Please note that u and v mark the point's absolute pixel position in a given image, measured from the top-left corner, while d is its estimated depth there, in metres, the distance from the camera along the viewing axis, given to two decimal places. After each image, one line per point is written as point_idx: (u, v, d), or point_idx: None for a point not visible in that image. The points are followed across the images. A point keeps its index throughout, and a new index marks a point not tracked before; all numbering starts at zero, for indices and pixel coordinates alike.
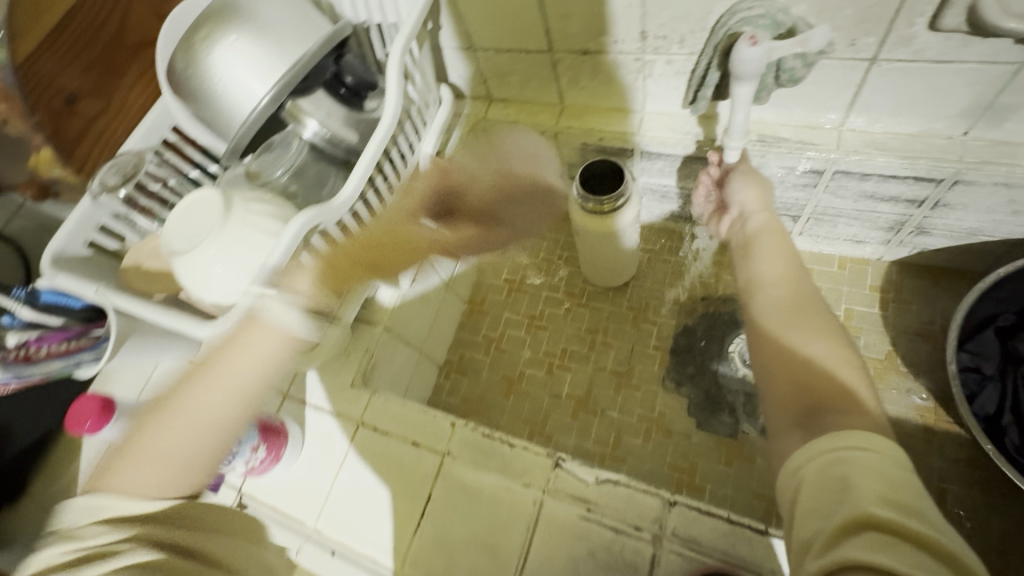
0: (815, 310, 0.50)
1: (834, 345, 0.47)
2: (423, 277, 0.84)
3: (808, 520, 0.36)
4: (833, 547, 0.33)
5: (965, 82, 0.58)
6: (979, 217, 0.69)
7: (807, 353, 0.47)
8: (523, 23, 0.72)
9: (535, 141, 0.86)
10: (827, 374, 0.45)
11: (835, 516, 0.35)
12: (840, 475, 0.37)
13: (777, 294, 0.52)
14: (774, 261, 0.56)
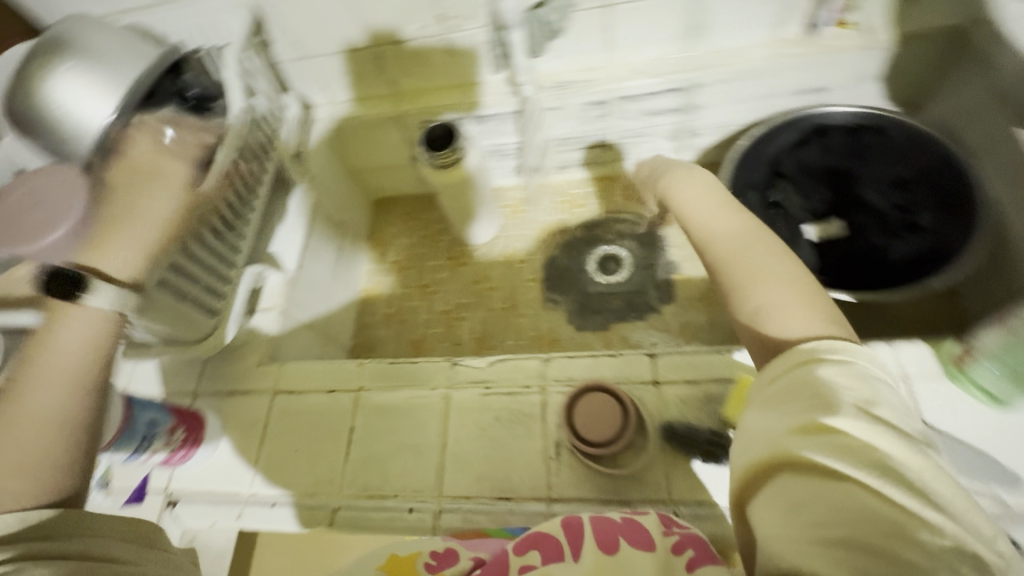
0: (779, 263, 0.51)
1: (788, 292, 0.47)
2: (309, 265, 0.91)
3: (768, 412, 0.39)
4: (795, 444, 0.36)
5: (672, 10, 0.80)
6: (725, 111, 0.92)
7: (754, 307, 0.48)
8: (342, 24, 0.84)
9: (383, 128, 0.98)
10: (771, 324, 0.46)
11: (807, 419, 0.36)
12: (812, 383, 0.38)
13: (728, 250, 0.54)
14: (717, 219, 0.58)
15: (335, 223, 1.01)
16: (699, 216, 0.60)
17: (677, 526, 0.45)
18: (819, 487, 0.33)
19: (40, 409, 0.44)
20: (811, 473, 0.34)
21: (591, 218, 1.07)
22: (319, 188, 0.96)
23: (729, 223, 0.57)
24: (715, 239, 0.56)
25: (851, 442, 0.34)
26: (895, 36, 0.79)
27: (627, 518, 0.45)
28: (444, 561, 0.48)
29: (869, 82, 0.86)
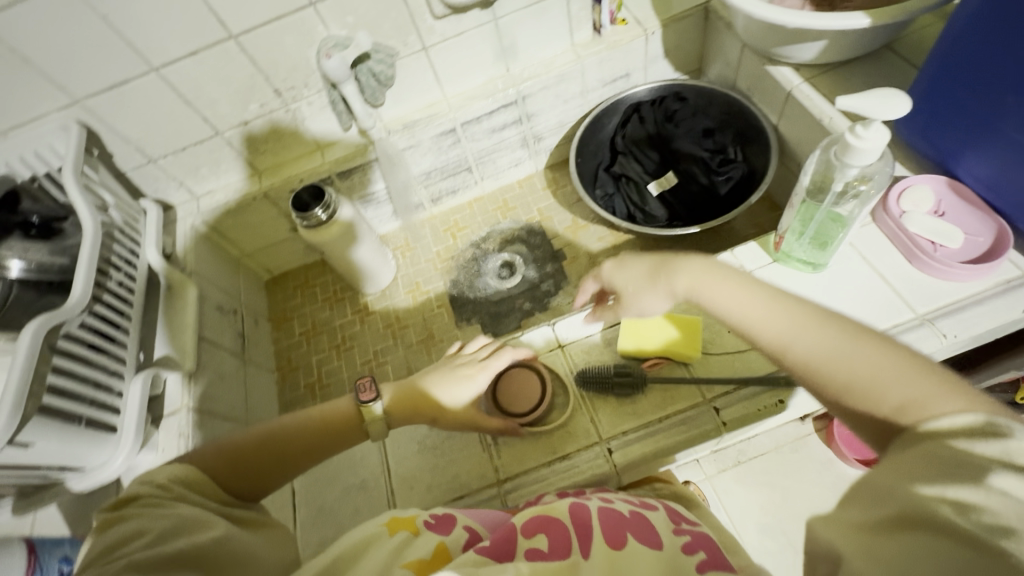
0: (872, 343, 0.40)
1: (909, 373, 0.37)
2: (212, 356, 0.89)
3: (887, 473, 0.32)
4: (915, 497, 0.29)
5: (482, 40, 0.92)
6: (555, 112, 1.05)
7: (886, 409, 0.37)
8: (182, 120, 0.86)
9: (253, 208, 1.00)
10: (914, 418, 0.35)
11: (939, 487, 0.29)
12: (958, 459, 0.30)
13: (812, 347, 0.43)
14: (765, 307, 0.48)
15: (229, 311, 0.99)
16: (733, 304, 0.50)
17: (685, 526, 0.51)
18: (927, 540, 0.27)
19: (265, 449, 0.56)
20: (924, 525, 0.28)
21: (477, 235, 1.14)
22: (202, 280, 0.94)
23: (781, 312, 0.46)
24: (787, 336, 0.45)
25: (986, 510, 0.26)
26: (660, 21, 0.96)
27: (635, 515, 0.49)
28: (441, 525, 0.50)
29: (658, 61, 1.03)
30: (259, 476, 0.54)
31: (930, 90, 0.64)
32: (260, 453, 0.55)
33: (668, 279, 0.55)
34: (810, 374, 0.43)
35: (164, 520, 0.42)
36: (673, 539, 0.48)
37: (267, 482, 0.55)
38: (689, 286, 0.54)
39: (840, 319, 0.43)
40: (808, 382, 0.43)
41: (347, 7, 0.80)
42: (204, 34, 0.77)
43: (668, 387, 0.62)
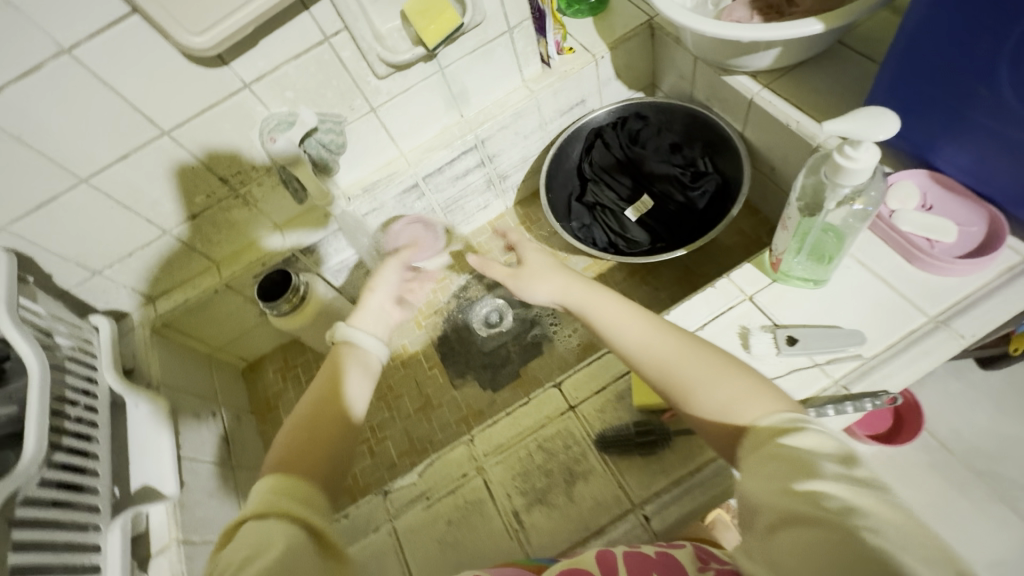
0: (713, 357, 0.49)
1: (730, 375, 0.47)
2: (196, 473, 0.82)
3: (757, 482, 0.39)
4: (784, 500, 0.36)
5: (430, 91, 0.88)
6: (515, 149, 1.02)
7: (725, 412, 0.45)
8: (124, 225, 0.80)
9: (217, 302, 0.93)
10: (744, 419, 0.44)
11: (784, 480, 0.37)
12: (782, 457, 0.39)
13: (669, 356, 0.50)
14: (633, 320, 0.54)
15: (206, 416, 0.92)
16: (609, 316, 0.55)
17: (717, 562, 0.45)
18: (803, 534, 0.34)
19: (312, 441, 0.53)
20: (797, 520, 0.35)
21: (457, 285, 1.09)
22: (171, 390, 0.87)
23: (647, 327, 0.53)
24: (648, 347, 0.52)
25: (835, 497, 0.35)
26: (608, 45, 0.94)
27: (662, 552, 0.47)
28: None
29: (611, 83, 1.00)
30: (334, 437, 0.54)
31: (894, 88, 0.62)
32: (309, 453, 0.52)
33: (561, 283, 0.59)
34: (662, 379, 0.50)
35: (244, 546, 0.42)
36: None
37: (343, 431, 0.55)
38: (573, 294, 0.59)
39: (690, 335, 0.52)
40: (659, 385, 0.50)
41: (285, 82, 0.75)
42: (133, 135, 0.71)
43: (693, 437, 0.59)
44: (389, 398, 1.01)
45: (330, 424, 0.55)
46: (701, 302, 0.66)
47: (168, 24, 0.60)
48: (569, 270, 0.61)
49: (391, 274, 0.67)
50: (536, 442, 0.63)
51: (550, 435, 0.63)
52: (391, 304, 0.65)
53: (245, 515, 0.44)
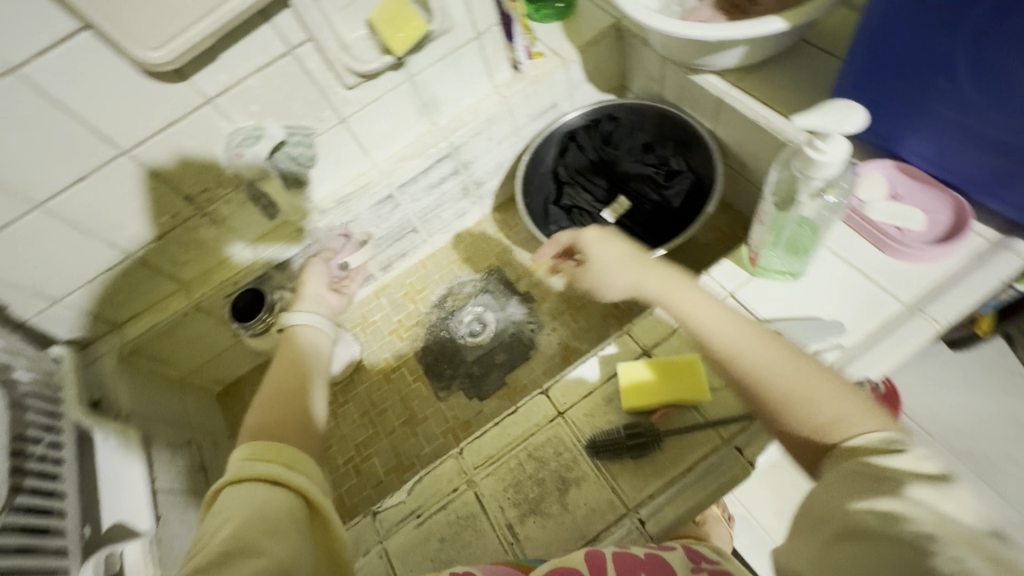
0: (807, 365, 0.45)
1: (826, 387, 0.43)
2: (172, 506, 0.78)
3: (829, 493, 0.37)
4: (848, 513, 0.35)
5: (401, 100, 0.86)
6: (490, 156, 1.01)
7: (816, 426, 0.42)
8: (84, 250, 0.76)
9: (187, 324, 0.90)
10: (836, 436, 0.40)
11: (868, 501, 0.34)
12: (877, 480, 0.35)
13: (764, 359, 0.46)
14: (724, 319, 0.50)
15: (181, 444, 0.88)
16: (698, 313, 0.52)
17: (705, 563, 0.48)
18: (865, 549, 0.32)
19: (279, 411, 0.61)
20: (860, 536, 0.33)
21: (437, 295, 1.08)
22: (142, 420, 0.83)
23: (740, 329, 0.49)
24: (738, 347, 0.48)
25: (908, 518, 0.32)
26: (576, 48, 0.94)
27: (651, 554, 0.49)
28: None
29: (582, 86, 1.01)
30: (296, 416, 0.61)
31: (859, 79, 0.63)
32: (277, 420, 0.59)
33: (638, 275, 0.59)
34: (741, 381, 0.47)
35: (234, 516, 0.45)
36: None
37: (303, 410, 0.63)
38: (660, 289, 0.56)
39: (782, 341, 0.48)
40: (738, 387, 0.48)
41: (250, 96, 0.72)
42: (90, 156, 0.67)
43: (684, 436, 0.58)
44: (373, 414, 0.99)
45: (286, 399, 0.64)
46: None
47: (121, 39, 0.57)
48: (655, 266, 0.59)
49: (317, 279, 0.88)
50: (526, 452, 0.62)
51: (540, 443, 0.62)
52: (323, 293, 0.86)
53: (223, 481, 0.49)
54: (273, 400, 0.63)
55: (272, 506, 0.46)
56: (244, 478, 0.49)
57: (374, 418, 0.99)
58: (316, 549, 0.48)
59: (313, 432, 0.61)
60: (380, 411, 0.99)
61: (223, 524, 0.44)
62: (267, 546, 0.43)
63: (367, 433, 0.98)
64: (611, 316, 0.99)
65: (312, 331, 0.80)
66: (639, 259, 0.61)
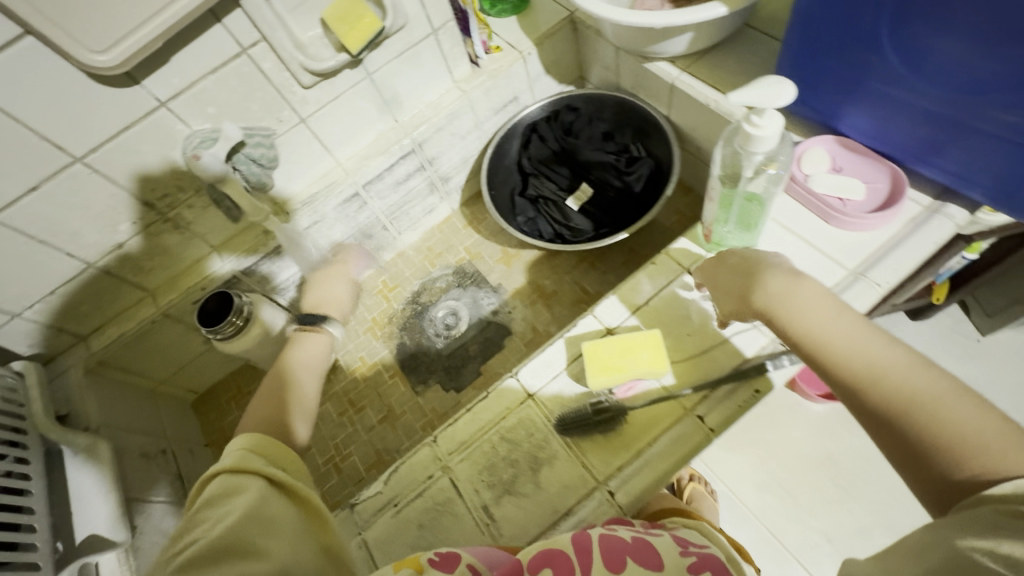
0: (957, 398, 0.41)
1: (978, 427, 0.39)
2: (148, 515, 0.78)
3: (947, 526, 0.35)
4: (959, 548, 0.33)
5: (361, 98, 0.87)
6: (454, 151, 1.02)
7: (960, 468, 0.38)
8: (42, 261, 0.75)
9: (155, 333, 0.89)
10: (980, 481, 0.37)
11: (990, 542, 0.32)
12: (1019, 524, 0.32)
13: (917, 388, 0.42)
14: (867, 339, 0.46)
15: (155, 454, 0.87)
16: (830, 330, 0.48)
17: (693, 548, 0.50)
18: None
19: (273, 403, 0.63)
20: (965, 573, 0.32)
21: (410, 291, 1.08)
22: (112, 430, 0.81)
23: (886, 351, 0.45)
24: (883, 371, 0.44)
25: None
26: (533, 41, 0.96)
27: (636, 538, 0.49)
28: (446, 562, 0.48)
29: (542, 78, 1.02)
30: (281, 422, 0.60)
31: (796, 62, 0.66)
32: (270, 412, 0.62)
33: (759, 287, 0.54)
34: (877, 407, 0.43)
35: (232, 512, 0.44)
36: (679, 560, 0.47)
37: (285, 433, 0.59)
38: (777, 303, 0.51)
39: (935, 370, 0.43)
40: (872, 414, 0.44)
41: (205, 98, 0.72)
42: (41, 164, 0.66)
43: (648, 408, 0.60)
44: (351, 413, 0.99)
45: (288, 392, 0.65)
46: (641, 279, 0.68)
47: (64, 43, 0.57)
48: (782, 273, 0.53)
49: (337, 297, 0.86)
50: (498, 435, 0.63)
51: (511, 426, 0.63)
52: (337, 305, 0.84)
53: (221, 468, 0.48)
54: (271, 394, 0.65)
55: (273, 509, 0.46)
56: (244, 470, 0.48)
57: (352, 417, 0.99)
58: (319, 549, 0.47)
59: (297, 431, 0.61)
60: (358, 408, 1.00)
61: (224, 513, 0.44)
62: (269, 546, 0.43)
63: (347, 430, 0.98)
64: (582, 301, 1.00)
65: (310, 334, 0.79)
66: (758, 267, 0.55)
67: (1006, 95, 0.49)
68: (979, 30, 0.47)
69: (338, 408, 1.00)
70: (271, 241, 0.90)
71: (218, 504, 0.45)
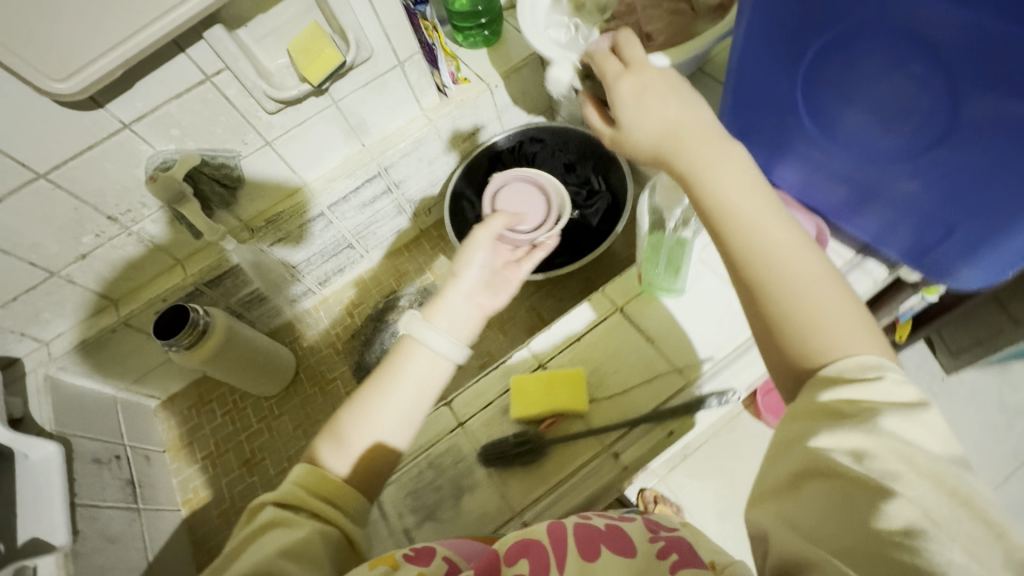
0: (823, 274, 0.43)
1: (833, 299, 0.42)
2: (93, 520, 0.79)
3: (803, 415, 0.39)
4: (816, 449, 0.36)
5: (327, 123, 0.90)
6: (422, 175, 1.05)
7: (813, 340, 0.41)
8: (5, 269, 0.78)
9: (116, 340, 0.91)
10: (824, 355, 0.41)
11: (837, 434, 0.36)
12: (861, 410, 0.36)
13: (795, 264, 0.43)
14: (762, 216, 0.45)
15: (107, 460, 0.89)
16: (736, 203, 0.46)
17: (663, 532, 0.45)
18: (836, 487, 0.34)
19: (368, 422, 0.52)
20: (823, 476, 0.35)
21: (374, 308, 1.11)
22: (67, 434, 0.84)
23: (779, 228, 0.45)
24: (771, 251, 0.44)
25: (874, 456, 0.34)
26: (500, 75, 0.99)
27: (611, 524, 0.45)
28: (420, 557, 0.45)
29: (510, 109, 1.05)
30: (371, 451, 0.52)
31: (726, 117, 0.68)
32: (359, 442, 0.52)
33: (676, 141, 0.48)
34: (759, 280, 0.44)
35: (276, 539, 0.42)
36: (647, 546, 0.43)
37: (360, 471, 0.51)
38: (690, 170, 0.47)
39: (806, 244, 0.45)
40: (750, 282, 0.45)
41: (168, 121, 0.75)
42: (5, 181, 0.69)
43: (568, 444, 0.62)
44: (306, 426, 1.01)
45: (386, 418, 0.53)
46: (577, 314, 0.71)
47: (25, 71, 0.60)
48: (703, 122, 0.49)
49: (480, 264, 0.63)
50: (427, 461, 0.65)
51: (440, 452, 0.65)
52: (476, 294, 0.61)
53: (269, 499, 0.46)
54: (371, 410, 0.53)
55: (308, 537, 0.43)
56: (290, 499, 0.46)
57: (308, 432, 1.01)
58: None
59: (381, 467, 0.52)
60: (313, 422, 1.02)
61: (274, 537, 0.42)
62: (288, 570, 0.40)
63: (302, 444, 1.00)
64: (538, 328, 1.03)
65: (421, 329, 0.56)
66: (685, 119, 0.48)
67: (903, 166, 0.52)
68: (874, 105, 0.50)
69: (294, 422, 1.02)
70: (222, 258, 0.91)
71: (257, 537, 0.43)
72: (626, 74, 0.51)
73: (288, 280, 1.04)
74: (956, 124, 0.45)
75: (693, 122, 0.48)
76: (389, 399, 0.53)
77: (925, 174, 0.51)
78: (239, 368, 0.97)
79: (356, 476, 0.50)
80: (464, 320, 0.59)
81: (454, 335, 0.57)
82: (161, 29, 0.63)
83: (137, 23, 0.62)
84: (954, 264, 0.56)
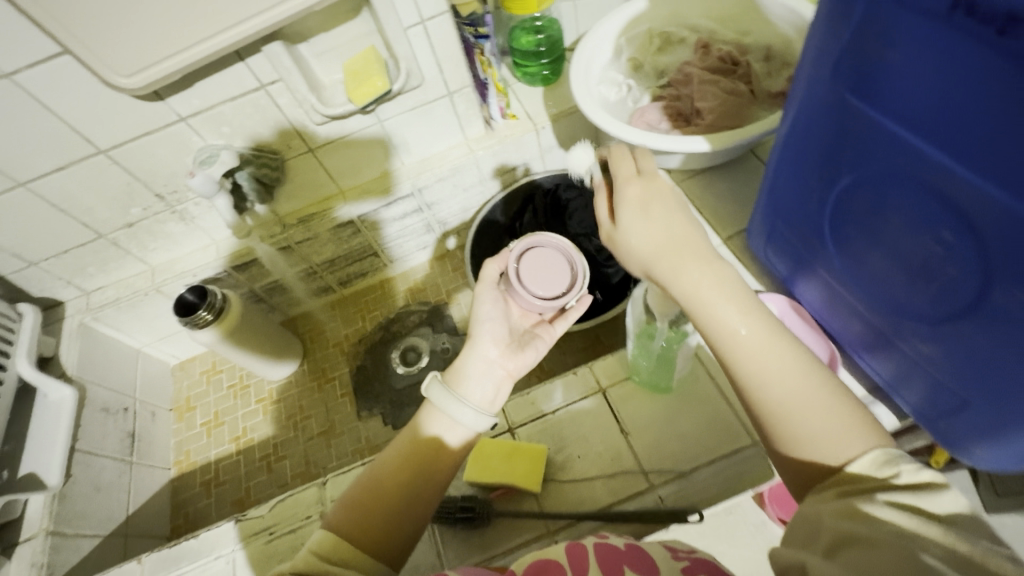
0: (827, 384, 0.43)
1: (836, 406, 0.42)
2: (86, 467, 0.86)
3: (821, 502, 0.37)
4: (835, 521, 0.35)
5: (371, 139, 0.92)
6: (456, 200, 1.06)
7: (823, 454, 0.40)
8: (62, 226, 0.86)
9: (145, 303, 0.98)
10: (835, 459, 0.39)
11: (855, 508, 0.35)
12: (869, 492, 0.36)
13: (795, 376, 0.43)
14: (761, 335, 0.45)
15: (115, 411, 0.96)
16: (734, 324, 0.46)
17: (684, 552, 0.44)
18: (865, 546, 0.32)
19: (388, 481, 0.52)
20: (850, 538, 0.33)
21: (386, 317, 1.14)
22: (85, 382, 0.92)
23: (778, 347, 0.45)
24: (762, 374, 0.44)
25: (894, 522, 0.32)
26: (550, 116, 0.98)
27: (630, 543, 0.43)
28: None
29: (555, 150, 1.04)
30: (398, 512, 0.50)
31: (756, 216, 0.64)
32: (380, 501, 0.51)
33: (677, 253, 0.49)
34: (758, 393, 0.44)
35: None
36: (671, 564, 0.41)
37: (385, 534, 0.49)
38: (692, 294, 0.48)
39: (806, 361, 0.44)
40: (753, 400, 0.44)
41: (221, 119, 0.80)
42: (71, 152, 0.76)
43: (515, 518, 0.61)
44: (297, 419, 1.05)
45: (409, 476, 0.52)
46: (560, 384, 0.69)
47: (97, 65, 0.66)
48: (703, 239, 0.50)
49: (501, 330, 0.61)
50: None
51: None
52: (496, 356, 0.59)
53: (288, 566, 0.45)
54: (389, 470, 0.52)
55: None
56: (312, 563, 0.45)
57: (298, 424, 1.05)
58: None
59: (404, 527, 0.50)
60: (303, 418, 1.05)
61: None
62: None
63: (291, 436, 1.04)
64: (534, 373, 1.01)
65: (440, 394, 0.55)
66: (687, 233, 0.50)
67: (925, 327, 0.47)
68: (898, 255, 0.46)
69: (285, 414, 1.06)
70: (244, 253, 0.96)
71: None
72: (637, 180, 0.53)
73: (310, 278, 1.08)
74: (985, 300, 0.40)
75: (692, 240, 0.49)
76: (408, 455, 0.53)
77: (945, 342, 0.46)
78: (254, 349, 1.01)
79: (375, 539, 0.49)
80: (485, 385, 0.57)
81: (476, 403, 0.56)
82: (224, 41, 0.67)
83: (206, 32, 0.66)
84: (969, 440, 0.50)
